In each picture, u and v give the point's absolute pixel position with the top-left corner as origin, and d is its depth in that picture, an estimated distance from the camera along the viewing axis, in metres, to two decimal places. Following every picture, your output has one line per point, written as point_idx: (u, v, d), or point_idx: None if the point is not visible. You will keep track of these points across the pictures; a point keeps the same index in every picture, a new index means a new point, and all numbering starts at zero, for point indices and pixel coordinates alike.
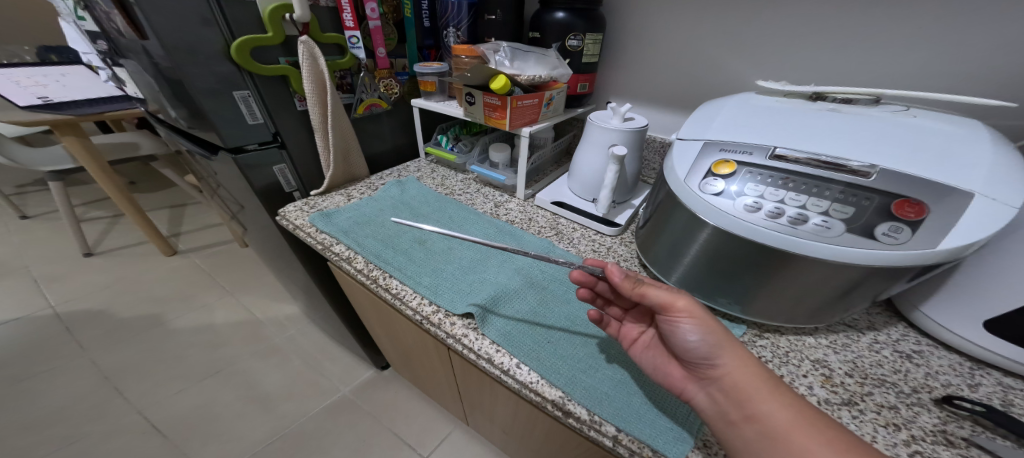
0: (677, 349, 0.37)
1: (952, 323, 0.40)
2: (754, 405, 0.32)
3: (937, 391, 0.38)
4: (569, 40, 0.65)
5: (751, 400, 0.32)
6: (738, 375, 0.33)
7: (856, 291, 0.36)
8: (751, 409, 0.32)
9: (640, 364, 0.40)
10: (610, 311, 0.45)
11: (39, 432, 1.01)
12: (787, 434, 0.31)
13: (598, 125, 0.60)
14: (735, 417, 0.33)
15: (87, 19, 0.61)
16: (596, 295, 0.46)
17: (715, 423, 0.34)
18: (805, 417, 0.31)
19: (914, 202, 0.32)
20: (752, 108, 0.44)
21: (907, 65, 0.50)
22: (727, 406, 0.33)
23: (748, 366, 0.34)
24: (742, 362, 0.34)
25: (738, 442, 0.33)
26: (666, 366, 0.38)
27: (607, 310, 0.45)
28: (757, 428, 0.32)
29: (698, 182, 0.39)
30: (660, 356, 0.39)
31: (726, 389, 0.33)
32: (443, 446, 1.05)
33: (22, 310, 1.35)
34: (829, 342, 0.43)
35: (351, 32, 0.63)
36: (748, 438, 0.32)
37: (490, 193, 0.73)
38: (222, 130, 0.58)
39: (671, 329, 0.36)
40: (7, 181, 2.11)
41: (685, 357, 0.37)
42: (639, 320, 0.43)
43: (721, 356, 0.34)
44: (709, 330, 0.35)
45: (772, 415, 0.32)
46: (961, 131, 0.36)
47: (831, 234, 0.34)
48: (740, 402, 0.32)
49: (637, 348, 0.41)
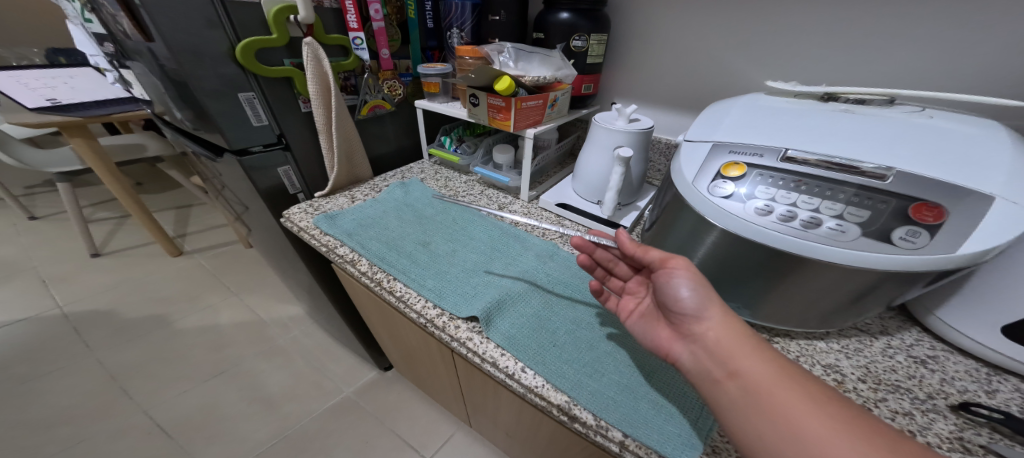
0: (666, 311, 0.39)
1: (968, 328, 0.39)
2: (737, 362, 0.32)
3: (953, 397, 0.37)
4: (574, 40, 0.64)
5: (734, 357, 0.33)
6: (722, 332, 0.34)
7: (871, 296, 0.36)
8: (733, 365, 0.32)
9: (631, 329, 0.42)
10: (609, 284, 0.48)
11: (46, 431, 1.02)
12: (768, 390, 0.31)
13: (603, 126, 0.59)
14: (718, 375, 0.33)
15: (94, 21, 0.62)
16: (596, 266, 0.49)
17: (699, 382, 0.34)
18: (786, 376, 0.31)
19: (932, 205, 0.31)
20: (761, 109, 0.43)
21: (918, 65, 0.49)
22: (710, 364, 0.34)
23: (734, 326, 0.34)
24: (728, 321, 0.35)
25: (721, 399, 0.33)
26: (656, 329, 0.39)
27: (607, 282, 0.48)
28: (739, 386, 0.32)
29: (707, 184, 0.38)
30: (651, 321, 0.41)
31: (709, 347, 0.34)
32: (446, 446, 1.05)
33: (30, 310, 1.36)
34: (840, 347, 0.43)
35: (355, 33, 0.62)
36: (731, 395, 0.32)
37: (493, 195, 0.73)
38: (226, 132, 0.57)
39: (662, 285, 0.38)
40: (16, 182, 2.13)
41: (673, 319, 0.38)
42: (635, 292, 0.45)
43: (708, 313, 0.35)
44: (700, 288, 0.36)
45: (754, 371, 0.32)
46: (978, 132, 0.35)
47: (846, 238, 0.33)
48: (723, 360, 0.33)
49: (631, 316, 0.42)
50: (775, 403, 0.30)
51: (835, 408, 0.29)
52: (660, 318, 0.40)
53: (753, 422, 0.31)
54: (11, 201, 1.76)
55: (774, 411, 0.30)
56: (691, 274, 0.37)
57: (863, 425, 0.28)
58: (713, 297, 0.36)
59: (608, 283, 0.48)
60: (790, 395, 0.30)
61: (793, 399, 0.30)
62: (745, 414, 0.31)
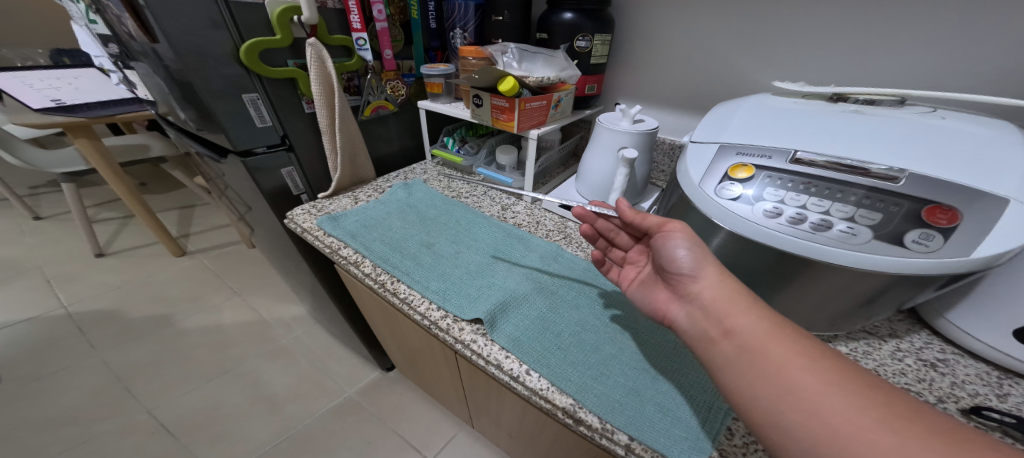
0: (664, 274, 0.40)
1: (979, 331, 0.39)
2: (731, 319, 0.32)
3: (964, 401, 0.36)
4: (578, 40, 0.64)
5: (728, 315, 0.32)
6: (716, 289, 0.34)
7: (881, 300, 0.35)
8: (727, 322, 0.32)
9: (632, 296, 0.43)
10: (612, 255, 0.50)
11: (51, 431, 1.02)
12: (763, 345, 0.30)
13: (607, 127, 0.59)
14: (714, 333, 0.33)
15: (99, 23, 0.62)
16: (599, 237, 0.51)
17: (696, 342, 0.35)
18: (781, 332, 0.31)
19: (946, 208, 0.31)
20: (769, 110, 0.43)
21: (925, 66, 0.49)
22: (706, 323, 0.34)
23: (729, 285, 0.34)
24: (723, 280, 0.35)
25: (717, 359, 0.32)
26: (655, 293, 0.41)
27: (610, 253, 0.51)
28: (734, 343, 0.32)
29: (714, 186, 0.38)
30: (649, 284, 0.42)
31: (705, 305, 0.34)
32: (448, 447, 1.05)
33: (35, 310, 1.37)
34: (849, 350, 0.42)
35: (359, 34, 0.63)
36: (727, 353, 0.32)
37: (496, 196, 0.73)
38: (230, 133, 0.57)
39: (659, 247, 0.39)
40: (21, 183, 2.14)
41: (670, 281, 0.39)
42: (637, 261, 0.47)
43: (703, 271, 0.35)
44: (696, 248, 0.37)
45: (748, 328, 0.31)
46: (991, 133, 0.34)
47: (856, 241, 0.32)
48: (718, 318, 0.33)
49: (632, 284, 0.44)
50: (771, 359, 0.30)
51: (832, 364, 0.29)
52: (658, 283, 0.41)
53: (748, 379, 0.30)
54: (16, 202, 1.77)
55: (769, 367, 0.29)
56: (687, 235, 0.38)
57: (856, 377, 0.28)
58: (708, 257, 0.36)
59: (610, 254, 0.51)
60: (785, 351, 0.30)
61: (787, 354, 0.30)
62: (738, 370, 0.31)
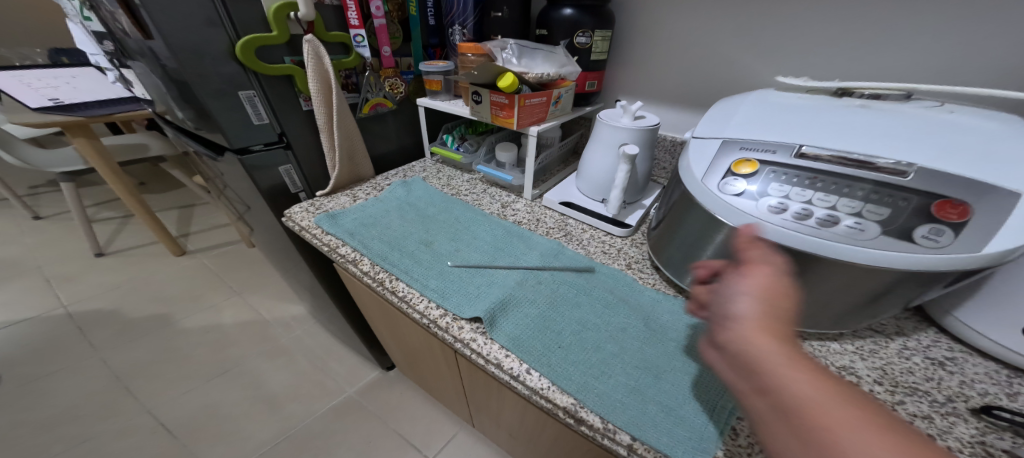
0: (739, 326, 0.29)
1: (989, 330, 0.38)
2: (767, 376, 0.25)
3: (974, 400, 0.36)
4: (578, 37, 0.63)
5: (763, 369, 0.25)
6: (764, 341, 0.25)
7: (888, 297, 0.35)
8: (760, 379, 0.25)
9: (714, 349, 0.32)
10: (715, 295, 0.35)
11: (51, 431, 1.02)
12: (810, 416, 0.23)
13: (608, 123, 0.58)
14: (746, 388, 0.26)
15: (93, 20, 0.61)
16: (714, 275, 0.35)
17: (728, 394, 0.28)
18: (841, 399, 0.23)
19: (957, 202, 0.30)
20: (773, 105, 0.42)
21: (932, 61, 0.48)
22: (737, 375, 0.27)
23: (771, 332, 0.26)
24: (766, 325, 0.26)
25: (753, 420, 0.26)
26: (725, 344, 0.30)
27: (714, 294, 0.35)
28: (770, 402, 0.25)
29: (717, 182, 0.38)
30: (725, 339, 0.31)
31: (737, 357, 0.26)
32: (449, 446, 1.04)
33: (35, 310, 1.37)
34: (854, 348, 0.42)
35: (357, 31, 0.62)
36: (763, 414, 0.25)
37: (496, 193, 0.72)
38: (227, 131, 0.57)
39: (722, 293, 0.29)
40: (20, 183, 2.14)
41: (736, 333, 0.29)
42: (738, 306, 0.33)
43: (740, 315, 0.27)
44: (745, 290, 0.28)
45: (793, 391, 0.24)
46: (1001, 127, 0.34)
47: (864, 237, 0.32)
48: (749, 373, 0.25)
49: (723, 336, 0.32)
50: (815, 432, 0.22)
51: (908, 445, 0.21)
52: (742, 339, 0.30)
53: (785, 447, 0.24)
54: (15, 202, 1.76)
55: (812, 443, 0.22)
56: (747, 279, 0.28)
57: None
58: (771, 303, 0.27)
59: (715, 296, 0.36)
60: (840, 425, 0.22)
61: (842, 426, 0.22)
62: (778, 435, 0.24)
